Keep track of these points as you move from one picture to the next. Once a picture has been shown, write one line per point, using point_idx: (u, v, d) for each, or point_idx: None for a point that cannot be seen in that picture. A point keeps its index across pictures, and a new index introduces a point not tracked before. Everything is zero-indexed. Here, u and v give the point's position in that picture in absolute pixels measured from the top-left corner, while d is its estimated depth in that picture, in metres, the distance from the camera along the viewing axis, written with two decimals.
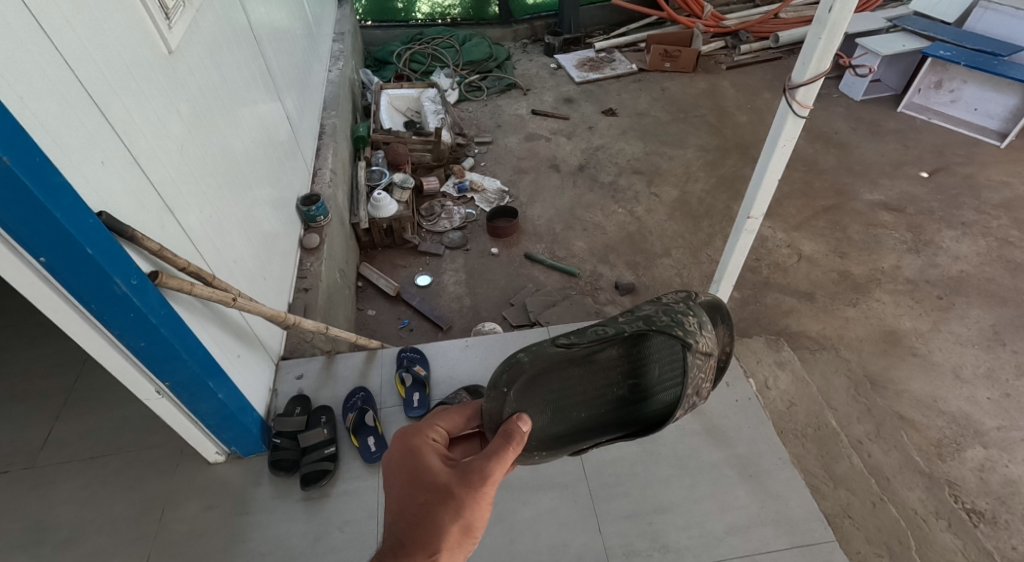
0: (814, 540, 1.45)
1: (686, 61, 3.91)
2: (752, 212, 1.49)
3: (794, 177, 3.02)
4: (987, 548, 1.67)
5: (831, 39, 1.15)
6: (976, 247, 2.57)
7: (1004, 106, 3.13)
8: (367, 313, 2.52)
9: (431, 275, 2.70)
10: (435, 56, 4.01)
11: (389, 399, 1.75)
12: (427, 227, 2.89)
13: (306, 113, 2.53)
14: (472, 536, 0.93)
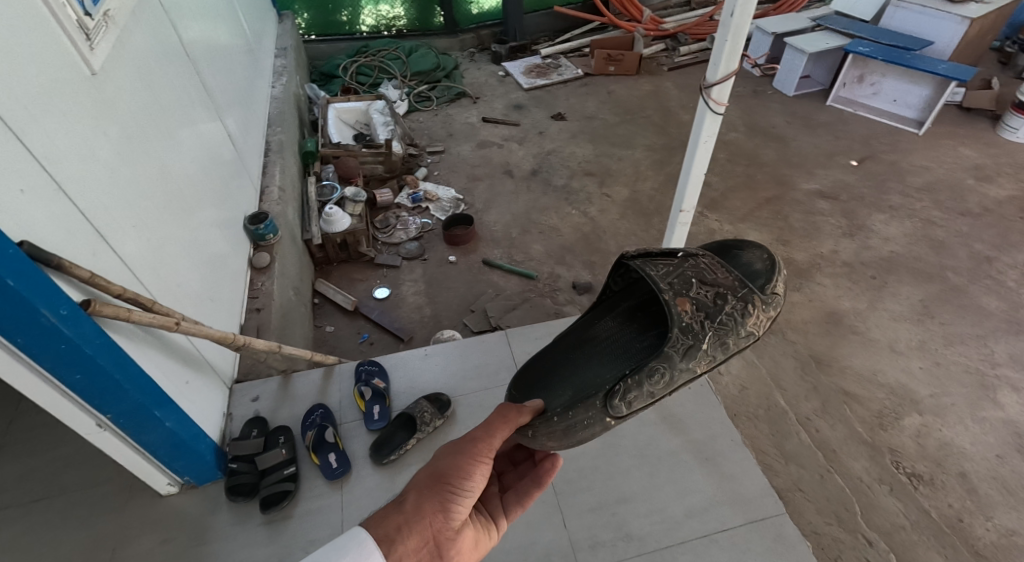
0: (767, 514, 1.50)
1: (630, 64, 4.01)
2: (684, 207, 1.61)
3: (737, 171, 3.14)
4: (924, 508, 1.77)
5: (736, 41, 1.28)
6: (903, 228, 2.72)
7: (920, 96, 3.34)
8: (325, 330, 2.47)
9: (390, 287, 2.67)
10: (382, 68, 3.99)
11: (349, 413, 1.73)
12: (383, 239, 2.87)
13: (250, 131, 2.48)
14: (445, 482, 0.98)
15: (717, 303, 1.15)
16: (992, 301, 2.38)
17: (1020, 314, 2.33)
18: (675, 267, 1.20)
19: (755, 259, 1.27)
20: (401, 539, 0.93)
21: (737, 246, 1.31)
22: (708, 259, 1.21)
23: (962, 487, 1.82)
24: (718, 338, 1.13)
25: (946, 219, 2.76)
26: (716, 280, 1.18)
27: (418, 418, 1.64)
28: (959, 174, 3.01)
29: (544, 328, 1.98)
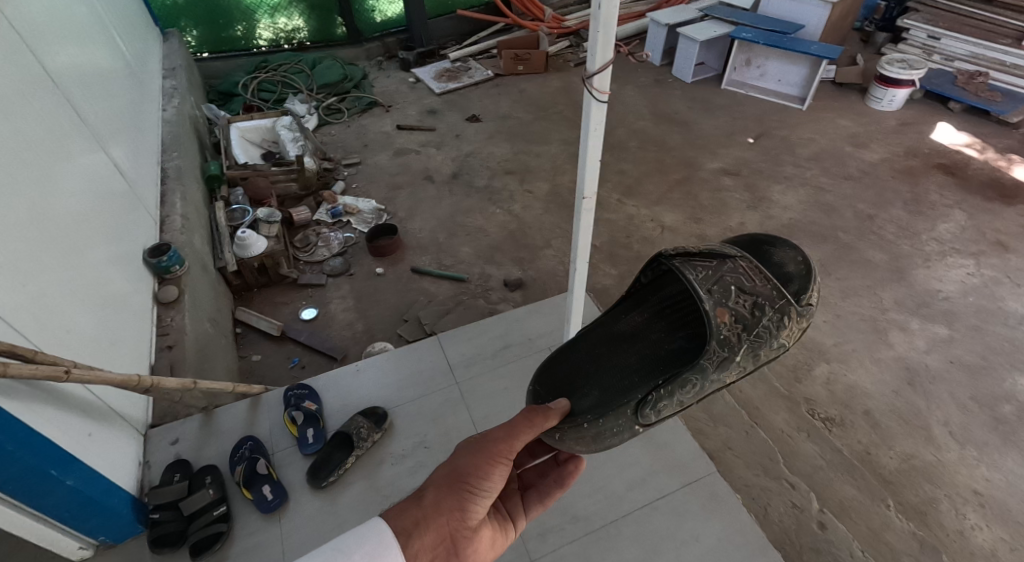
0: (698, 477, 1.64)
1: (537, 62, 4.09)
2: (585, 200, 1.39)
3: (648, 157, 3.27)
4: (837, 447, 1.92)
5: (609, 27, 1.14)
6: (799, 196, 2.94)
7: (800, 75, 3.61)
8: (251, 359, 2.37)
9: (317, 307, 2.59)
10: (285, 82, 3.87)
11: (282, 441, 1.72)
12: (304, 258, 2.77)
13: (142, 159, 2.33)
14: (464, 482, 1.03)
15: (754, 315, 1.16)
16: (878, 253, 2.61)
17: (901, 262, 2.56)
18: (715, 271, 1.21)
19: (787, 260, 1.25)
20: (418, 534, 0.98)
21: (771, 243, 1.29)
22: (747, 263, 1.20)
23: (867, 425, 1.99)
24: (751, 349, 1.16)
25: (833, 184, 3.00)
26: (754, 288, 1.18)
27: (355, 435, 1.66)
28: (839, 143, 3.28)
29: (474, 330, 2.05)
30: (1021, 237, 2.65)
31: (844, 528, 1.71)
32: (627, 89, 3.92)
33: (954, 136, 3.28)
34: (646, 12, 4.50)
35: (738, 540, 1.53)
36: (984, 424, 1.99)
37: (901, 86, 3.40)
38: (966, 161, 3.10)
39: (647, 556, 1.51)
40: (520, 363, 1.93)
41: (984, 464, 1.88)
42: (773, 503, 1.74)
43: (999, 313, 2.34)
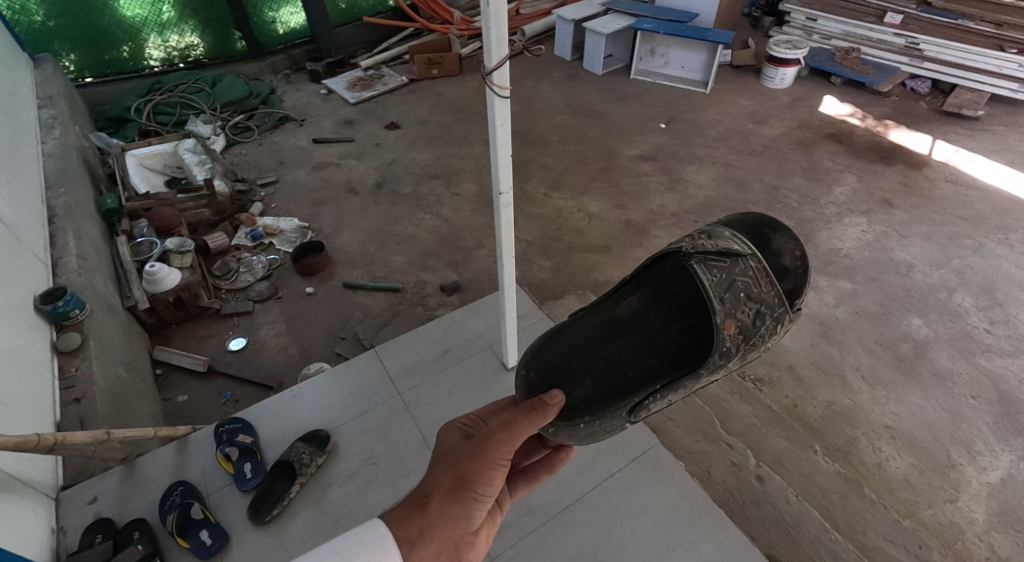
0: (642, 451, 1.72)
1: (451, 65, 4.08)
2: (502, 191, 1.44)
3: (569, 149, 3.34)
4: (768, 404, 2.04)
5: (500, 27, 1.20)
6: (712, 174, 3.09)
7: (700, 61, 3.81)
8: (177, 401, 2.23)
9: (245, 336, 2.47)
10: (184, 103, 3.66)
11: (218, 480, 1.69)
12: (226, 286, 2.65)
13: (23, 201, 2.16)
14: (468, 487, 1.01)
15: (756, 324, 1.15)
16: (786, 221, 2.79)
17: (807, 227, 2.75)
18: (725, 274, 1.16)
19: (785, 250, 1.20)
20: (422, 543, 0.97)
21: (772, 227, 1.23)
22: (757, 264, 1.15)
23: (791, 380, 2.13)
24: (745, 356, 1.17)
25: (741, 160, 3.18)
26: (760, 296, 1.15)
27: (297, 463, 1.66)
28: (742, 121, 3.48)
29: (411, 339, 2.05)
30: (904, 194, 2.91)
31: (780, 478, 1.83)
32: (541, 86, 3.99)
33: (839, 107, 3.56)
34: (552, 9, 4.59)
35: (685, 505, 1.62)
36: (889, 364, 2.17)
37: (788, 64, 3.65)
38: (852, 129, 3.36)
39: (603, 534, 1.57)
40: (461, 365, 1.96)
41: (893, 400, 2.06)
42: (715, 465, 1.84)
43: (891, 263, 2.56)
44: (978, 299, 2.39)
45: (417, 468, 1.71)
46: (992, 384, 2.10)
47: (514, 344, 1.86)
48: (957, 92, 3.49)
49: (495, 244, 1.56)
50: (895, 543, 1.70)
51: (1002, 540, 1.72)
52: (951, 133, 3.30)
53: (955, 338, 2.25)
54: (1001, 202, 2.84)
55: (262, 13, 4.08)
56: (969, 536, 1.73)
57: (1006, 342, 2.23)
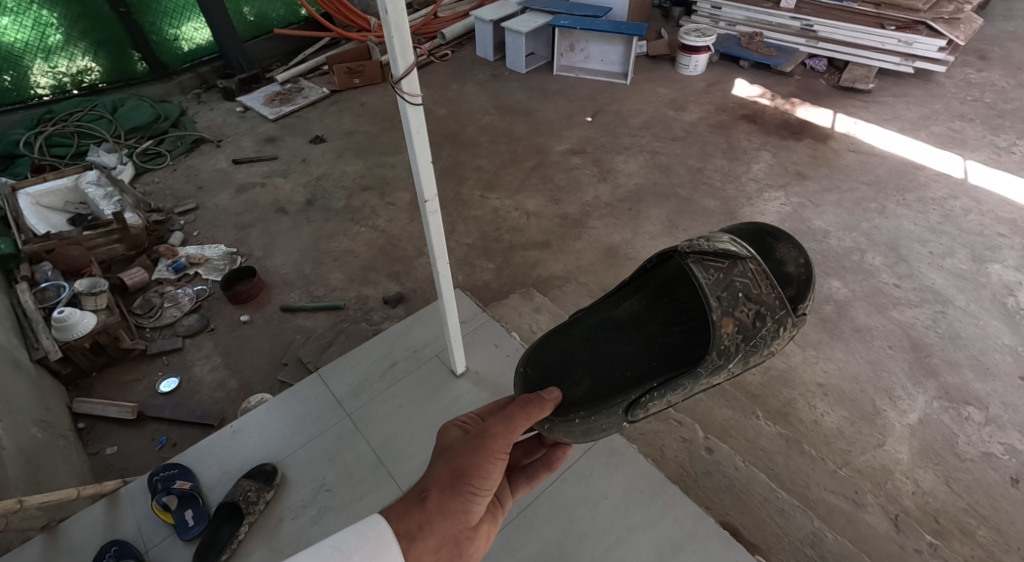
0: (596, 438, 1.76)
1: (372, 73, 4.01)
2: (427, 198, 1.44)
3: (499, 149, 3.36)
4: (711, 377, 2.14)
5: (403, 35, 1.19)
6: (640, 162, 3.19)
7: (618, 53, 3.92)
8: (106, 453, 2.10)
9: (177, 375, 2.34)
10: (83, 132, 3.42)
11: (158, 532, 1.64)
12: (150, 324, 2.50)
13: None
14: (465, 480, 1.05)
15: (755, 325, 1.26)
16: (711, 201, 2.91)
17: (731, 205, 2.88)
18: (726, 275, 1.29)
19: (787, 258, 1.34)
20: (422, 537, 0.99)
21: (774, 237, 1.37)
22: (757, 268, 1.27)
23: None
24: (742, 358, 1.28)
25: (665, 147, 3.29)
26: (760, 297, 1.27)
27: (243, 502, 1.60)
28: (662, 109, 3.61)
29: (354, 357, 2.01)
30: (814, 166, 3.10)
31: (728, 447, 1.91)
32: (466, 88, 3.99)
33: (749, 90, 3.74)
34: (469, 11, 4.60)
35: (641, 485, 1.66)
36: (817, 325, 2.31)
37: (699, 52, 3.81)
38: (763, 109, 3.55)
39: (565, 526, 1.60)
40: (408, 379, 1.94)
41: (822, 358, 2.20)
42: (666, 443, 1.91)
43: (810, 231, 2.72)
44: (886, 257, 2.58)
45: (372, 488, 1.68)
46: (906, 333, 2.27)
47: (460, 349, 1.86)
48: (850, 68, 3.75)
49: (426, 252, 1.55)
50: (834, 492, 1.82)
51: (927, 475, 1.87)
52: (849, 106, 3.54)
53: (870, 295, 2.42)
54: (897, 166, 3.07)
55: (162, 31, 3.87)
56: (897, 475, 1.87)
57: (914, 294, 2.41)
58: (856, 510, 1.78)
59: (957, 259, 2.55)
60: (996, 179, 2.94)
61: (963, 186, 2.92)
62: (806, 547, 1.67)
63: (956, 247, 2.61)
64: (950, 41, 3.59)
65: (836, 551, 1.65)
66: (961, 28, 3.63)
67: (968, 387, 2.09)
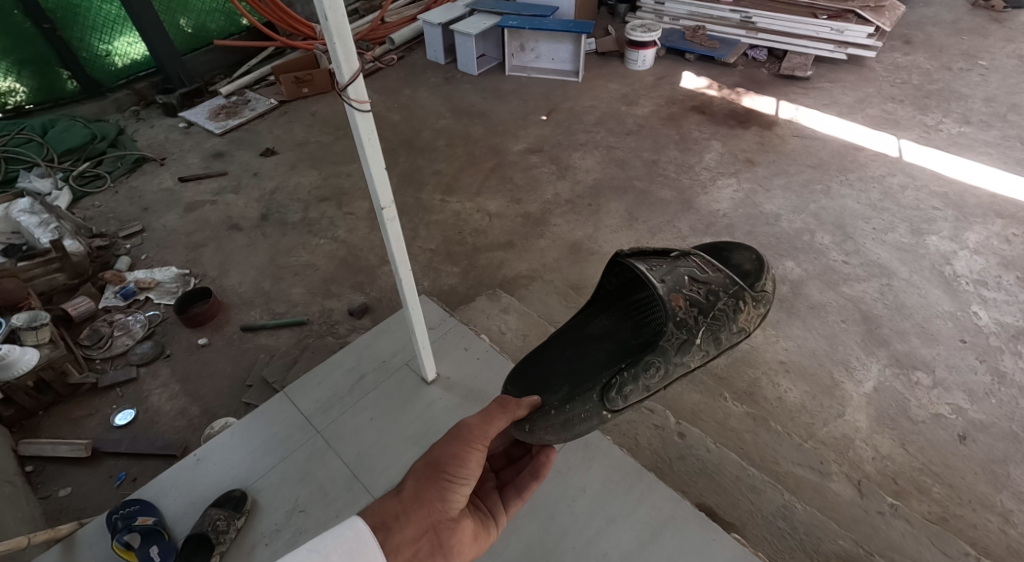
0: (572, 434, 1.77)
1: (321, 81, 3.94)
2: (384, 205, 1.43)
3: (456, 152, 3.35)
4: None
5: (346, 42, 1.18)
6: (596, 158, 3.23)
7: (568, 51, 3.96)
8: (59, 496, 2.00)
9: (133, 406, 2.25)
10: (12, 157, 3.25)
11: None
12: (99, 355, 2.40)
13: None
14: (441, 471, 1.07)
15: (708, 300, 1.35)
16: (667, 191, 2.98)
17: (686, 194, 2.95)
18: (673, 264, 1.40)
19: (743, 260, 1.51)
20: (398, 527, 1.02)
21: (726, 248, 1.55)
22: (700, 257, 1.41)
23: None
24: (705, 332, 1.34)
25: (619, 141, 3.34)
26: (708, 278, 1.38)
27: (212, 532, 1.55)
28: (614, 104, 3.66)
29: (322, 373, 1.97)
30: (761, 152, 3.20)
31: (699, 430, 1.96)
32: (418, 92, 3.96)
33: (696, 81, 3.84)
34: (416, 14, 4.57)
35: (617, 475, 1.69)
36: (774, 305, 2.39)
37: (646, 47, 3.89)
38: (710, 100, 3.64)
39: (546, 524, 1.60)
40: (379, 390, 1.92)
41: (781, 336, 2.27)
42: (640, 431, 1.94)
43: (762, 216, 2.81)
44: (834, 235, 2.68)
45: (347, 505, 1.66)
46: (857, 307, 2.36)
47: (429, 357, 1.85)
48: (789, 56, 3.88)
49: (388, 259, 1.54)
50: (801, 464, 1.88)
51: (885, 440, 1.95)
52: (790, 93, 3.67)
53: (822, 273, 2.51)
54: (838, 148, 3.19)
55: (93, 47, 3.71)
56: (858, 443, 1.94)
57: (862, 268, 2.52)
58: (821, 480, 1.85)
59: (898, 233, 2.67)
60: (929, 156, 3.09)
61: (899, 163, 3.06)
62: (778, 520, 1.72)
63: (896, 222, 2.73)
64: (877, 27, 3.80)
65: (806, 521, 1.71)
66: (885, 14, 3.86)
67: (917, 353, 2.20)
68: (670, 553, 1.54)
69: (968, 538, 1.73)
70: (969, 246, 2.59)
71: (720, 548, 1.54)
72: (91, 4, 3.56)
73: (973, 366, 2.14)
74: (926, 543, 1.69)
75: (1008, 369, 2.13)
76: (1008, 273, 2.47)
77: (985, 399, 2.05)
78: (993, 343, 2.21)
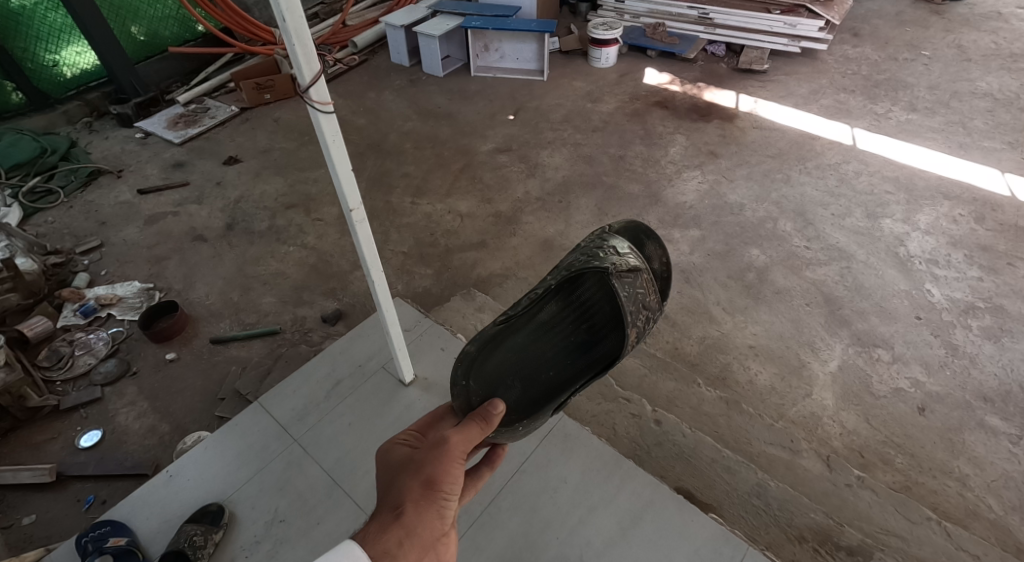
0: (551, 427, 1.79)
1: (283, 87, 3.87)
2: (353, 207, 1.41)
3: (424, 154, 3.34)
4: (653, 353, 2.23)
5: (306, 44, 1.16)
6: (564, 155, 3.26)
7: (532, 51, 3.98)
8: (23, 524, 1.92)
9: (99, 427, 2.18)
10: None
11: None
12: (61, 376, 2.31)
13: None
14: (438, 490, 1.06)
15: (650, 327, 1.36)
16: (635, 185, 3.02)
17: (653, 188, 3.00)
18: (630, 287, 1.33)
19: (654, 255, 1.56)
20: (402, 553, 0.99)
21: (644, 233, 1.57)
22: (648, 275, 1.36)
23: (669, 329, 2.32)
24: None
25: (586, 137, 3.38)
26: (649, 302, 1.35)
27: (189, 548, 1.50)
28: (579, 102, 3.69)
29: (295, 381, 1.94)
30: (724, 144, 3.27)
31: (675, 417, 1.99)
32: (383, 95, 3.92)
33: (658, 77, 3.90)
34: (377, 17, 4.54)
35: (597, 465, 1.70)
36: (742, 293, 2.45)
37: (609, 44, 3.93)
38: (673, 95, 3.70)
39: (528, 517, 1.61)
40: (356, 394, 1.90)
41: (750, 322, 2.33)
42: (618, 421, 1.96)
43: (727, 206, 2.87)
44: (796, 222, 2.76)
45: (328, 512, 1.63)
46: (820, 290, 2.43)
47: (406, 359, 1.84)
48: (746, 51, 3.97)
49: (358, 262, 1.52)
50: (773, 444, 1.93)
51: (850, 415, 2.02)
52: (749, 87, 3.76)
53: (785, 259, 2.58)
54: (795, 138, 3.28)
55: (38, 57, 3.57)
56: (826, 420, 2.00)
57: (822, 253, 2.60)
58: (792, 457, 1.90)
59: (855, 218, 2.77)
60: (881, 143, 3.21)
61: (853, 151, 3.17)
62: (752, 498, 1.77)
63: (853, 207, 2.83)
64: (828, 21, 3.89)
65: (780, 497, 1.76)
66: (834, 8, 3.95)
67: (877, 331, 2.27)
68: (651, 538, 1.56)
69: (931, 503, 1.80)
70: (920, 227, 2.70)
71: (698, 529, 1.57)
72: (34, 12, 3.42)
73: (928, 341, 2.23)
74: (891, 511, 1.75)
75: (960, 342, 2.22)
76: (957, 251, 2.57)
77: (940, 371, 2.13)
78: (946, 318, 2.31)
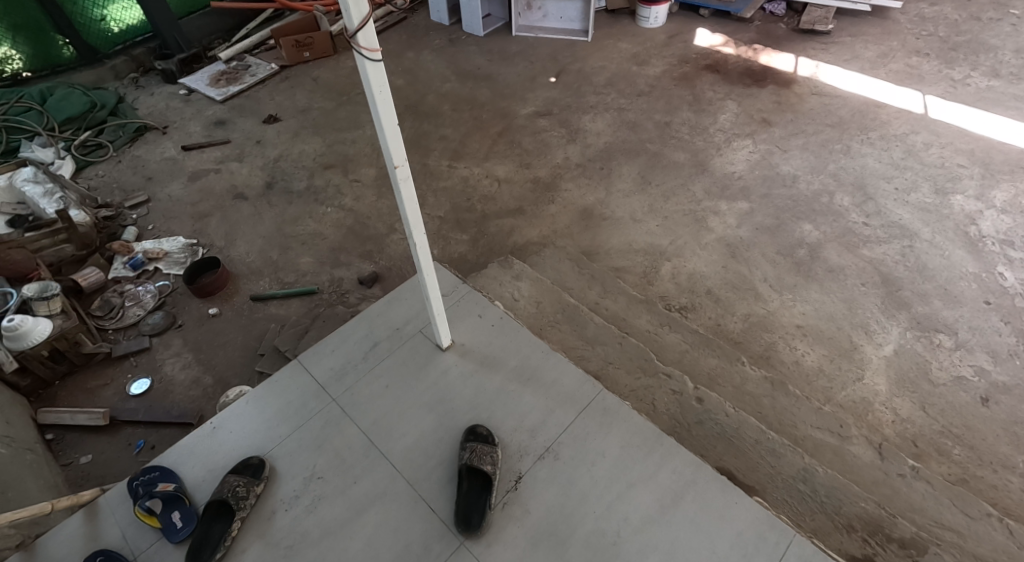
0: (591, 398, 1.81)
1: (322, 45, 3.86)
2: (397, 162, 1.40)
3: (464, 117, 3.30)
4: (694, 328, 2.21)
5: None
6: (606, 121, 3.17)
7: (576, 9, 3.86)
8: (80, 463, 2.05)
9: (148, 376, 2.29)
10: (15, 126, 3.20)
11: (142, 539, 1.61)
12: (112, 325, 2.43)
13: None
14: None
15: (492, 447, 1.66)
16: (681, 154, 2.93)
17: (700, 156, 2.90)
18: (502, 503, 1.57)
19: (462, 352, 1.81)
20: None
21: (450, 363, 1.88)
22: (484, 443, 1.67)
23: (708, 304, 2.29)
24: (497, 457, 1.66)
25: (630, 102, 3.27)
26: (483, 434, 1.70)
27: (232, 498, 1.60)
28: (625, 65, 3.57)
29: (334, 341, 1.99)
30: (778, 111, 3.13)
31: (716, 395, 1.98)
32: (423, 54, 3.87)
33: (711, 39, 3.73)
34: None
35: (635, 441, 1.71)
36: (790, 269, 2.38)
37: (659, 3, 3.76)
38: (726, 58, 3.54)
39: (564, 489, 1.63)
40: (393, 357, 1.94)
41: (798, 300, 2.26)
42: (656, 397, 1.96)
43: (778, 177, 2.77)
44: (854, 197, 2.64)
45: (365, 472, 1.70)
46: (876, 270, 2.34)
47: (444, 324, 1.86)
48: (809, 10, 3.75)
49: (400, 220, 1.52)
50: (820, 428, 1.90)
51: (905, 403, 1.96)
52: (809, 49, 3.56)
53: (840, 235, 2.49)
54: (858, 105, 3.11)
55: (87, 11, 3.63)
56: (877, 406, 1.96)
57: (883, 230, 2.49)
58: (840, 443, 1.87)
59: (922, 193, 2.63)
60: (955, 112, 3.02)
61: (923, 120, 2.99)
62: (797, 483, 1.75)
63: (919, 181, 2.69)
64: None
65: (827, 484, 1.75)
66: None
67: (938, 315, 2.19)
68: (689, 517, 1.57)
69: (987, 497, 1.76)
70: (995, 205, 2.55)
71: (738, 512, 1.57)
72: None
73: (995, 327, 2.14)
74: (947, 505, 1.72)
75: None
76: None
77: (1009, 360, 2.05)
78: (1019, 305, 2.20)
